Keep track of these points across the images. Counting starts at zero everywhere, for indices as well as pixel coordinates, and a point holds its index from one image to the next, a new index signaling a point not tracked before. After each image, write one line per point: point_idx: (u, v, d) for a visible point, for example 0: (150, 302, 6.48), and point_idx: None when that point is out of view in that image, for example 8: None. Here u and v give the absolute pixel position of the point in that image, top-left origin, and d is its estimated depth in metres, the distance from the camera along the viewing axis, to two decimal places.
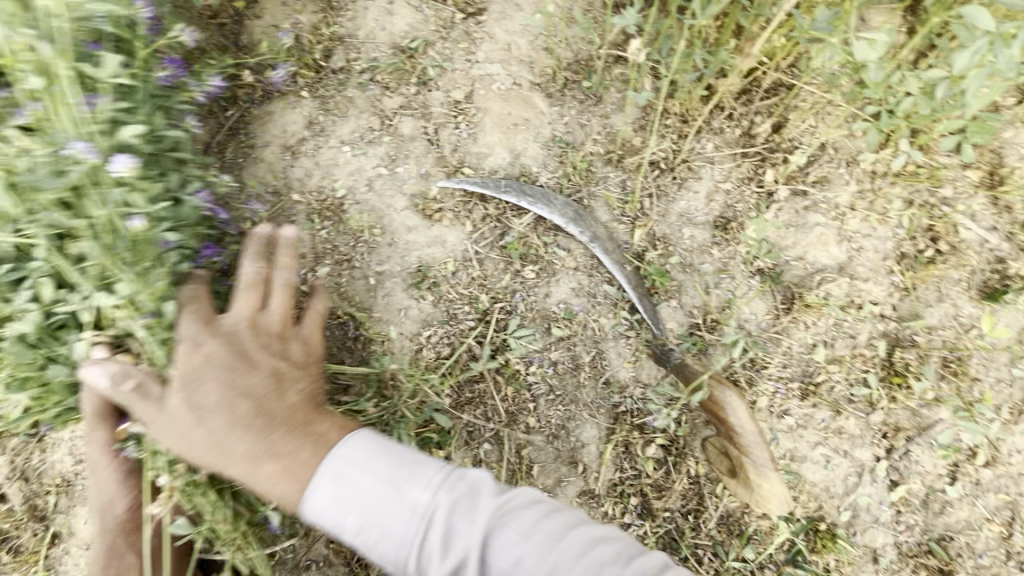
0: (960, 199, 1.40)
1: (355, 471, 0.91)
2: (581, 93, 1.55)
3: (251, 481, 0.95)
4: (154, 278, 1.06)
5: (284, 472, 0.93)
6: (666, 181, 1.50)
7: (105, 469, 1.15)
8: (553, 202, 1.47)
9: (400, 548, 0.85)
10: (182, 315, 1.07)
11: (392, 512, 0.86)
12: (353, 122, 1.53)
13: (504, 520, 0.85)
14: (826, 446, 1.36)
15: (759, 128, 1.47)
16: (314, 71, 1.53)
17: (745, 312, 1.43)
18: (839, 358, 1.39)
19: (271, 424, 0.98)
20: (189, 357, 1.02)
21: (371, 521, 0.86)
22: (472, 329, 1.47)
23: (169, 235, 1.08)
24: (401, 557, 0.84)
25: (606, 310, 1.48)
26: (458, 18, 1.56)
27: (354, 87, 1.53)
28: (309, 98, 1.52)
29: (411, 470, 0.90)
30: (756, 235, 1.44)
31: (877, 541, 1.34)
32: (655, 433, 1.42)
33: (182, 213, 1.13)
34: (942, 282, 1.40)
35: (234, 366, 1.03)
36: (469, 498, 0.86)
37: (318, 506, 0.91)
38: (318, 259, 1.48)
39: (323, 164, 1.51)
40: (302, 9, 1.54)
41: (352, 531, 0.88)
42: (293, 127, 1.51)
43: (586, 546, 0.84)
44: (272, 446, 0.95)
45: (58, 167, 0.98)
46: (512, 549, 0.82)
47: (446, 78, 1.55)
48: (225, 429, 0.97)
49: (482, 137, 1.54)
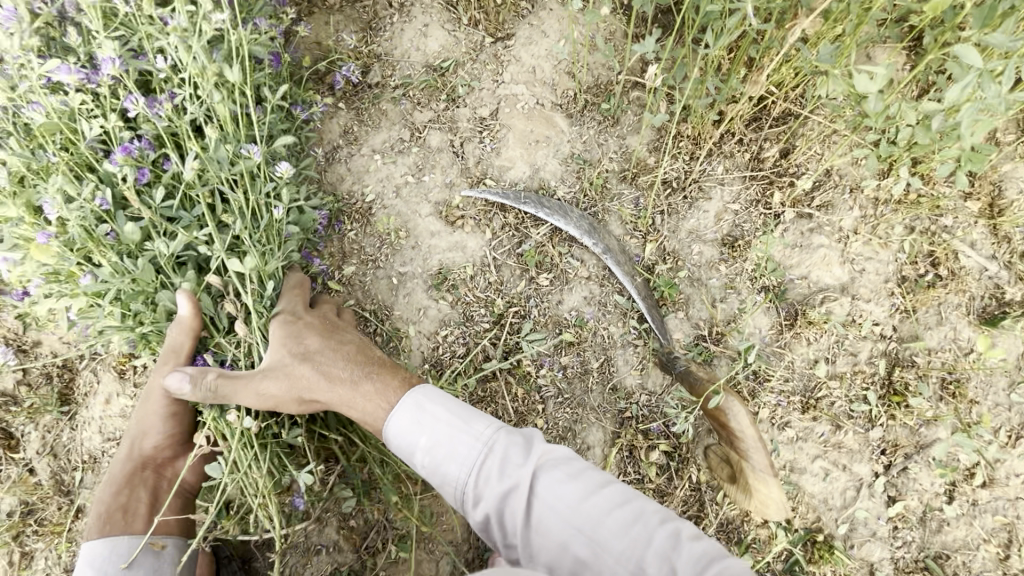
0: (962, 227, 1.46)
1: (433, 404, 1.13)
2: (600, 114, 1.64)
3: (352, 401, 1.17)
4: (273, 258, 1.26)
5: (380, 393, 1.16)
6: (678, 200, 1.58)
7: (155, 402, 1.25)
8: (570, 215, 1.56)
9: (462, 467, 1.06)
10: (285, 291, 1.29)
11: (460, 438, 1.08)
12: (385, 133, 1.64)
13: (552, 461, 1.06)
14: (825, 459, 1.41)
15: (768, 152, 1.54)
16: (352, 85, 1.64)
17: (750, 326, 1.49)
18: (839, 375, 1.44)
19: (367, 361, 1.22)
20: (292, 318, 1.24)
21: (441, 444, 1.08)
22: (487, 330, 1.55)
23: (291, 226, 1.30)
24: (463, 474, 1.05)
25: (616, 319, 1.55)
26: (487, 41, 1.68)
27: (388, 101, 1.65)
28: (345, 109, 1.64)
29: (477, 412, 1.13)
30: (763, 253, 1.51)
31: (874, 556, 1.37)
32: (658, 439, 1.47)
33: (304, 219, 1.36)
34: (943, 306, 1.44)
35: (331, 327, 1.27)
36: (526, 440, 1.09)
37: (396, 430, 1.13)
38: (345, 258, 1.57)
39: (355, 170, 1.62)
40: (344, 28, 1.67)
41: (421, 449, 1.09)
42: (329, 135, 1.63)
43: (624, 498, 1.03)
44: (370, 373, 1.19)
45: (227, 158, 1.20)
46: (557, 487, 1.03)
47: (473, 96, 1.66)
48: (330, 361, 1.19)
49: (505, 151, 1.64)
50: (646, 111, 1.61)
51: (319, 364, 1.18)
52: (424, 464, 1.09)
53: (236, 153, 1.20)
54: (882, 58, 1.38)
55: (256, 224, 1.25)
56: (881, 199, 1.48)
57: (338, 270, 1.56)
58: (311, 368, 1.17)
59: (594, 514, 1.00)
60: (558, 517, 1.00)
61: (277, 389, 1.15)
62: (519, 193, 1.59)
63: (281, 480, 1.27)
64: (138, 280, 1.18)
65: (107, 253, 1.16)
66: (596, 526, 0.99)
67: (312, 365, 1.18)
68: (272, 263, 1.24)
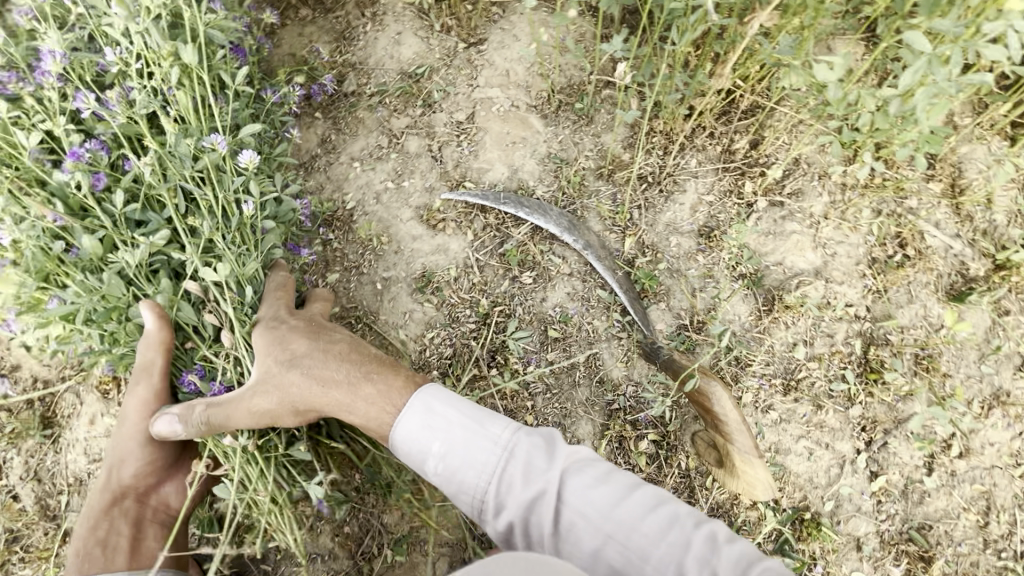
0: (926, 207, 1.51)
1: (444, 407, 1.14)
2: (574, 114, 1.67)
3: (353, 403, 1.17)
4: (248, 260, 1.27)
5: (382, 396, 1.16)
6: (654, 194, 1.62)
7: (132, 425, 1.24)
8: (549, 214, 1.59)
9: (482, 473, 1.08)
10: (269, 296, 1.28)
11: (478, 443, 1.10)
12: (362, 141, 1.65)
13: (575, 466, 1.08)
14: (808, 438, 1.44)
15: (737, 144, 1.59)
16: (328, 95, 1.67)
17: (730, 313, 1.52)
18: (818, 356, 1.48)
19: (363, 360, 1.21)
20: (274, 327, 1.22)
21: (458, 450, 1.10)
22: (473, 330, 1.56)
23: (267, 223, 1.32)
24: (483, 481, 1.07)
25: (599, 313, 1.57)
26: (461, 47, 1.71)
27: (364, 109, 1.66)
28: (322, 118, 1.66)
29: (491, 415, 1.14)
30: (738, 242, 1.55)
31: (860, 530, 1.40)
32: (646, 428, 1.49)
33: (282, 213, 1.38)
34: (912, 285, 1.49)
35: (319, 328, 1.25)
36: (545, 443, 1.11)
37: (409, 435, 1.14)
38: (329, 266, 1.58)
39: (335, 179, 1.63)
40: (318, 39, 1.70)
41: (434, 456, 1.11)
42: (307, 145, 1.64)
43: (653, 499, 1.05)
44: (368, 374, 1.18)
45: (193, 154, 1.22)
46: (583, 492, 1.05)
47: (449, 101, 1.68)
48: (322, 365, 1.18)
49: (483, 153, 1.66)
50: (619, 109, 1.65)
51: (305, 369, 1.17)
52: (442, 471, 1.11)
53: (200, 148, 1.22)
54: (841, 49, 1.43)
55: (230, 223, 1.27)
56: (848, 185, 1.54)
57: (322, 278, 1.57)
58: (297, 374, 1.17)
59: (622, 518, 1.02)
60: (587, 521, 1.03)
61: (270, 404, 1.16)
62: (498, 194, 1.62)
63: (292, 491, 1.30)
64: (108, 296, 1.19)
65: (73, 273, 1.18)
66: (626, 529, 1.01)
67: (297, 369, 1.17)
68: (249, 266, 1.26)
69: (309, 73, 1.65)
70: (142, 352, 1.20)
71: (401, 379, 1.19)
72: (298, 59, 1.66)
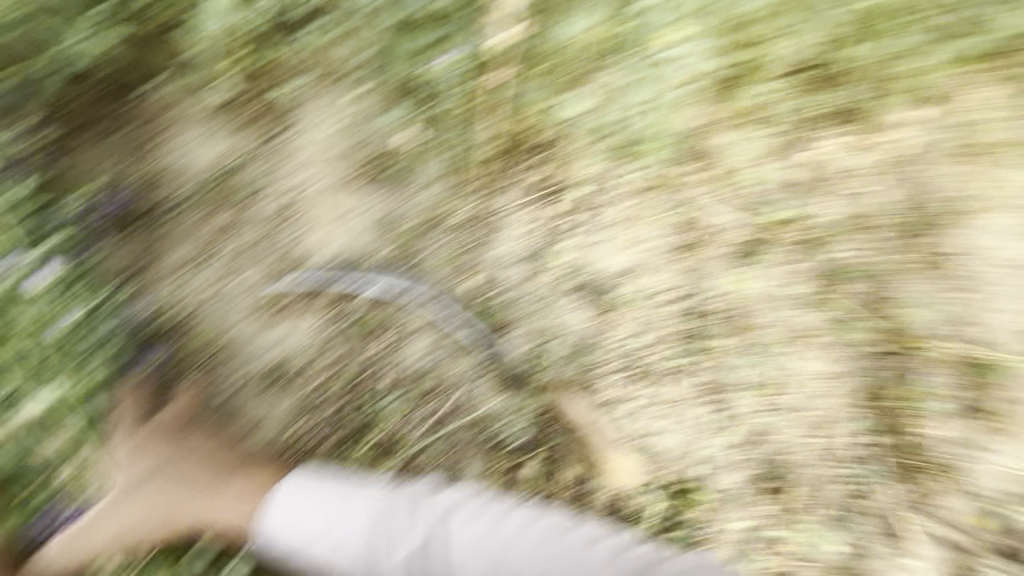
0: (704, 184, 1.68)
1: (315, 486, 1.38)
2: (383, 180, 1.72)
3: (214, 505, 1.52)
4: (93, 370, 1.61)
5: (244, 492, 1.50)
6: (483, 235, 1.74)
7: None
8: (387, 274, 1.71)
9: (359, 540, 1.25)
10: (116, 422, 1.62)
11: (353, 510, 1.30)
12: (189, 244, 1.72)
13: (448, 514, 1.29)
14: (668, 414, 1.62)
15: (540, 173, 1.75)
16: (144, 205, 1.71)
17: (570, 326, 1.67)
18: (657, 340, 1.65)
19: (221, 465, 1.58)
20: (133, 452, 1.59)
21: (346, 529, 1.27)
22: (343, 400, 1.68)
23: (98, 329, 1.62)
24: (361, 547, 1.24)
25: (460, 358, 1.67)
26: (263, 140, 1.73)
27: (186, 210, 1.72)
28: (142, 229, 1.70)
29: (365, 483, 1.38)
30: (566, 259, 1.71)
31: (728, 483, 1.57)
32: (528, 454, 1.63)
33: (124, 318, 1.65)
34: (703, 262, 1.67)
35: (178, 446, 1.61)
36: (415, 498, 1.33)
37: (287, 521, 1.32)
38: (181, 374, 1.68)
39: (170, 287, 1.70)
40: (116, 154, 1.71)
41: (315, 535, 1.27)
42: (130, 260, 1.69)
43: (518, 518, 1.29)
44: (235, 473, 1.56)
45: (23, 299, 1.59)
46: (459, 531, 1.25)
47: (270, 188, 1.74)
48: (179, 472, 1.58)
49: (313, 234, 1.73)
50: (428, 159, 1.72)
51: (171, 476, 1.57)
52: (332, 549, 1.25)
53: (27, 296, 1.59)
54: (585, 88, 1.71)
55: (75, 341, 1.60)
56: (636, 187, 1.71)
57: (179, 384, 1.68)
58: (150, 488, 1.56)
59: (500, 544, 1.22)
60: (462, 556, 1.21)
61: (145, 516, 1.53)
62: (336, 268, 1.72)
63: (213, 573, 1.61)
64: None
65: None
66: (497, 553, 1.21)
67: (164, 478, 1.57)
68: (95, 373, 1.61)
69: (122, 186, 1.70)
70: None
71: (268, 473, 1.57)
72: (102, 177, 1.69)
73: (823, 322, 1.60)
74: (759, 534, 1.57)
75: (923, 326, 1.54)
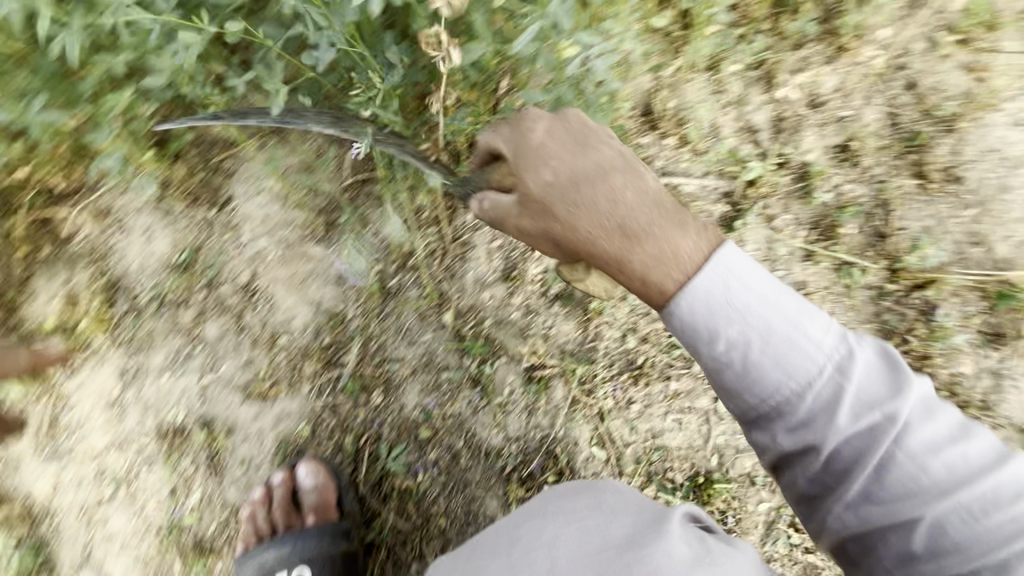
0: (666, 156, 1.69)
1: (797, 338, 0.91)
2: (345, 229, 1.74)
3: None
4: None
5: None
6: (449, 264, 1.70)
7: (276, 505, 1.62)
8: (306, 114, 1.40)
9: (810, 363, 0.90)
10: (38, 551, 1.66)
11: (803, 322, 0.92)
12: (162, 350, 1.72)
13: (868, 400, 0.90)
14: (672, 410, 1.54)
15: None
16: (107, 321, 1.73)
17: (560, 337, 1.61)
18: (646, 336, 1.57)
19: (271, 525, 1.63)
20: (257, 513, 1.62)
21: (722, 311, 0.94)
22: (354, 469, 1.64)
23: None
24: (816, 359, 0.90)
25: (456, 393, 1.64)
26: (214, 213, 1.77)
27: (150, 318, 1.74)
28: (102, 338, 1.73)
29: (797, 308, 0.94)
30: (540, 269, 1.66)
31: (748, 466, 1.49)
32: (543, 474, 1.57)
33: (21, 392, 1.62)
34: None
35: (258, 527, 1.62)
36: (863, 374, 0.91)
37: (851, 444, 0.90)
38: (188, 486, 1.66)
39: (154, 400, 1.70)
40: (74, 270, 1.74)
41: (760, 335, 0.92)
42: (105, 383, 1.72)
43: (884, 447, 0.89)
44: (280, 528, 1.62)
45: None
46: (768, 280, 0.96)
47: (227, 269, 1.76)
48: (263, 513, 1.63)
49: (282, 303, 1.73)
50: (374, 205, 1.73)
51: (266, 521, 1.62)
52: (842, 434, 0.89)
53: None
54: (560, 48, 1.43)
55: None
56: None
57: (185, 500, 1.66)
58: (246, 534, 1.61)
59: (798, 312, 0.93)
60: (870, 412, 0.89)
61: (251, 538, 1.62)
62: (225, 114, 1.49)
63: None
64: None
65: None
66: (858, 399, 0.90)
67: (254, 525, 1.62)
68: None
69: (78, 292, 1.73)
70: (274, 500, 1.63)
71: (283, 517, 1.63)
72: (48, 304, 1.71)
73: (817, 273, 1.61)
74: (785, 517, 1.47)
75: (918, 258, 1.57)
